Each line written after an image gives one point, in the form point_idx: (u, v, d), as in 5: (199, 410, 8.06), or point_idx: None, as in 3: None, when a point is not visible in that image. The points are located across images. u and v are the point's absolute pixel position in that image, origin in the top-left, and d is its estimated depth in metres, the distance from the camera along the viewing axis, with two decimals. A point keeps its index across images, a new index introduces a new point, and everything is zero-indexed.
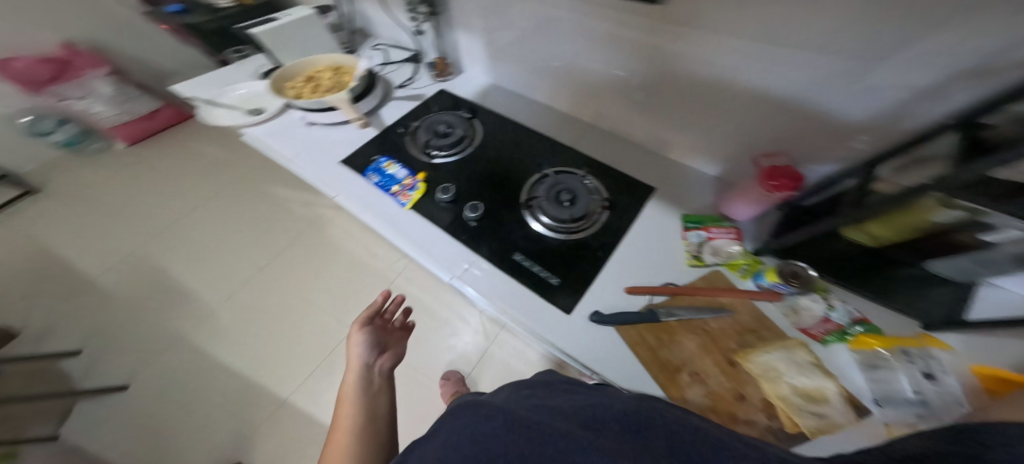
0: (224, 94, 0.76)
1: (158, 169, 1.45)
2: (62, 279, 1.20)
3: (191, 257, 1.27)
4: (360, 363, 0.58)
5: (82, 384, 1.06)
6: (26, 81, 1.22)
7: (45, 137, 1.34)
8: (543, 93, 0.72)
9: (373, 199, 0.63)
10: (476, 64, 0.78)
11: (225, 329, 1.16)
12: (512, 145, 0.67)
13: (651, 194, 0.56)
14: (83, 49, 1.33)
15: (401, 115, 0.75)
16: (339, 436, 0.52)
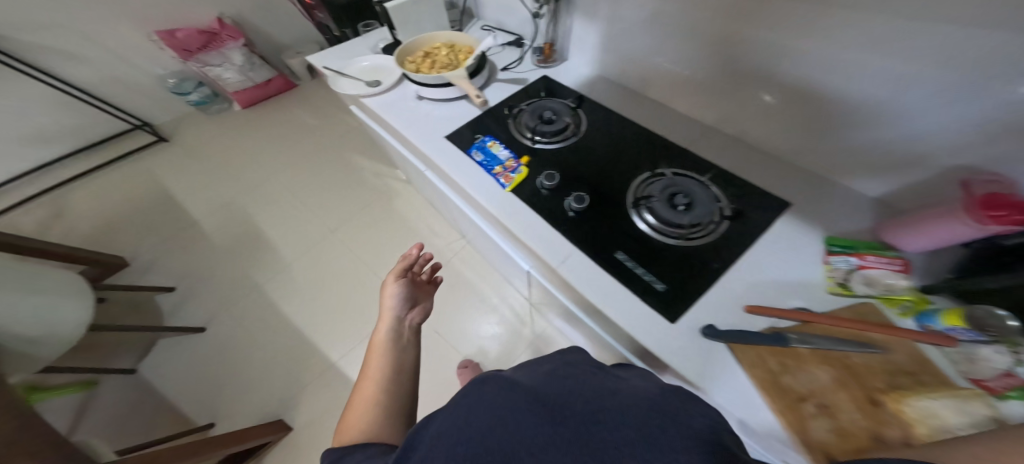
0: (349, 66, 0.83)
1: (261, 131, 1.60)
2: (173, 217, 1.36)
3: (277, 212, 1.38)
4: (391, 313, 0.60)
5: (170, 322, 1.17)
6: (182, 50, 1.48)
7: (184, 96, 1.56)
8: (657, 88, 0.69)
9: (475, 177, 0.63)
10: (583, 52, 0.77)
11: (294, 283, 1.24)
12: (620, 139, 0.64)
13: (784, 210, 0.51)
14: (227, 23, 1.54)
15: (506, 98, 0.74)
16: (367, 378, 0.51)
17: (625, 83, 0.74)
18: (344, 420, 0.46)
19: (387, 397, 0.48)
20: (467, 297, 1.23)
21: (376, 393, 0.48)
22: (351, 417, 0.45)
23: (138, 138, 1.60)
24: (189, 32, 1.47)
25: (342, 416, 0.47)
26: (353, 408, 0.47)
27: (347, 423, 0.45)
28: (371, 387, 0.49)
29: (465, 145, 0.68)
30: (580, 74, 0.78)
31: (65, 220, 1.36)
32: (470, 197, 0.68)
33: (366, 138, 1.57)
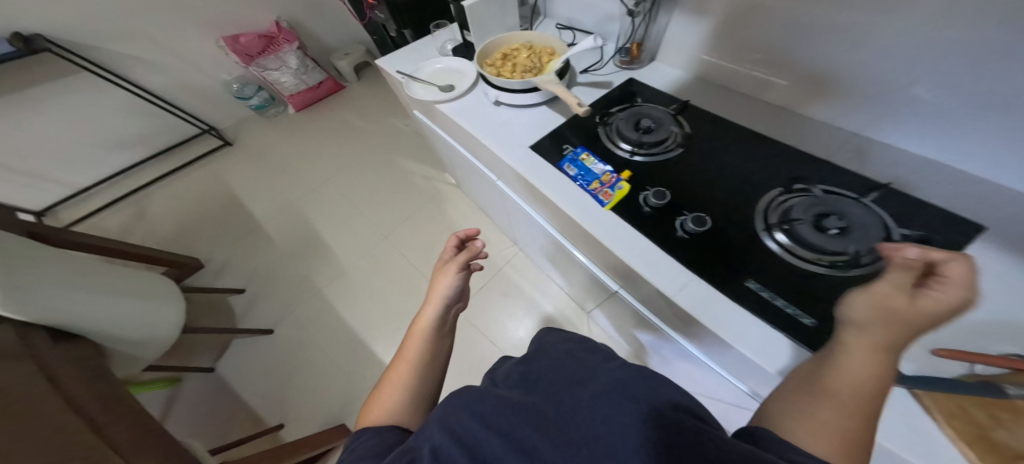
0: (421, 70, 0.80)
1: (315, 134, 1.63)
2: (240, 220, 1.41)
3: (332, 216, 1.39)
4: (440, 301, 0.59)
5: (242, 322, 1.22)
6: (244, 55, 1.53)
7: (246, 100, 1.61)
8: (778, 89, 0.59)
9: (568, 192, 0.57)
10: (678, 53, 0.68)
11: (352, 288, 1.25)
12: (739, 152, 0.55)
13: (977, 235, 0.42)
14: (283, 26, 1.57)
15: (594, 102, 0.67)
16: (404, 360, 0.53)
17: (732, 83, 0.64)
18: (377, 394, 0.50)
19: (416, 386, 0.50)
20: (522, 306, 1.19)
21: (406, 377, 0.51)
22: (383, 395, 0.49)
23: (205, 142, 1.68)
24: (250, 36, 1.51)
25: (377, 389, 0.51)
26: (387, 387, 0.50)
27: (379, 399, 0.49)
28: (405, 372, 0.51)
29: (554, 156, 0.62)
30: (671, 76, 0.69)
31: (147, 222, 1.46)
32: (558, 213, 0.62)
33: (414, 140, 1.56)
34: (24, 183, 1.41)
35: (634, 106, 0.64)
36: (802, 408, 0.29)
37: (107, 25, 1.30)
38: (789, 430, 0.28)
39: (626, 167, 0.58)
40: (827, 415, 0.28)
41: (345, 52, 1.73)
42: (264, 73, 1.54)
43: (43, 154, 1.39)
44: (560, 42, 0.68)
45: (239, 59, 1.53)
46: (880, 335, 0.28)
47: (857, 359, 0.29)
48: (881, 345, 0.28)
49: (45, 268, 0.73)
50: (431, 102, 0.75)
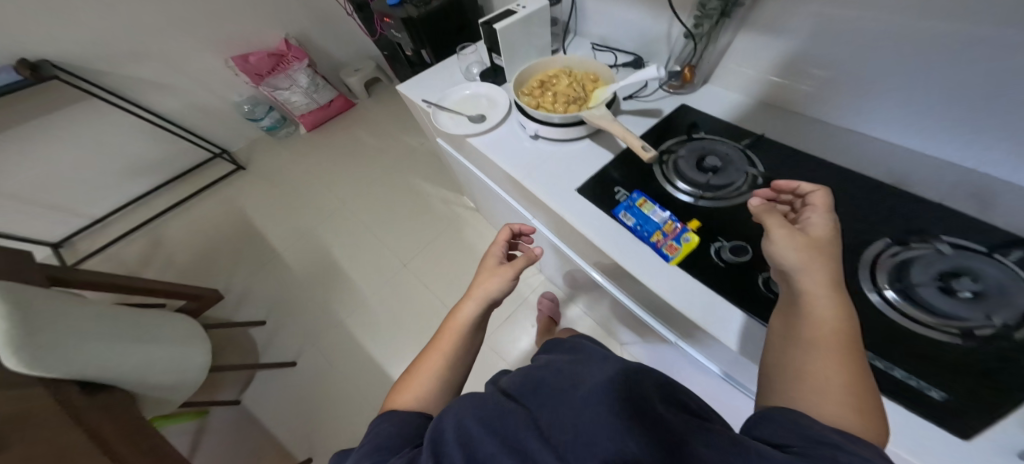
0: (447, 96, 0.75)
1: (327, 155, 1.58)
2: (257, 248, 1.38)
3: (349, 242, 1.35)
4: (486, 297, 0.51)
5: (264, 355, 1.19)
6: (254, 75, 1.49)
7: (258, 122, 1.57)
8: (869, 118, 0.51)
9: (627, 245, 0.50)
10: (737, 77, 0.60)
11: (372, 319, 1.20)
12: (827, 196, 0.47)
13: None
14: (293, 43, 1.53)
15: (645, 134, 0.60)
16: (435, 349, 0.49)
17: (808, 109, 0.57)
18: (406, 378, 0.47)
19: (444, 382, 0.46)
20: None
21: (435, 371, 0.47)
22: (411, 383, 0.46)
23: (218, 166, 1.65)
24: (259, 54, 1.47)
25: (408, 371, 0.48)
26: (415, 374, 0.47)
27: (407, 385, 0.46)
28: (436, 364, 0.47)
29: (606, 200, 0.55)
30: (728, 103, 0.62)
31: (163, 252, 1.43)
32: (611, 263, 0.55)
33: (429, 158, 1.50)
34: (42, 215, 1.40)
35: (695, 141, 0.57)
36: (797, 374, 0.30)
37: (116, 49, 1.27)
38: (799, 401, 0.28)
39: (692, 215, 0.51)
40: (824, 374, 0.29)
41: (355, 68, 1.68)
42: (274, 92, 1.49)
43: (57, 185, 1.37)
44: (606, 69, 0.61)
45: (249, 79, 1.49)
46: (809, 270, 0.34)
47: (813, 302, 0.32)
48: (811, 276, 0.33)
49: (68, 309, 0.68)
50: (459, 135, 0.69)
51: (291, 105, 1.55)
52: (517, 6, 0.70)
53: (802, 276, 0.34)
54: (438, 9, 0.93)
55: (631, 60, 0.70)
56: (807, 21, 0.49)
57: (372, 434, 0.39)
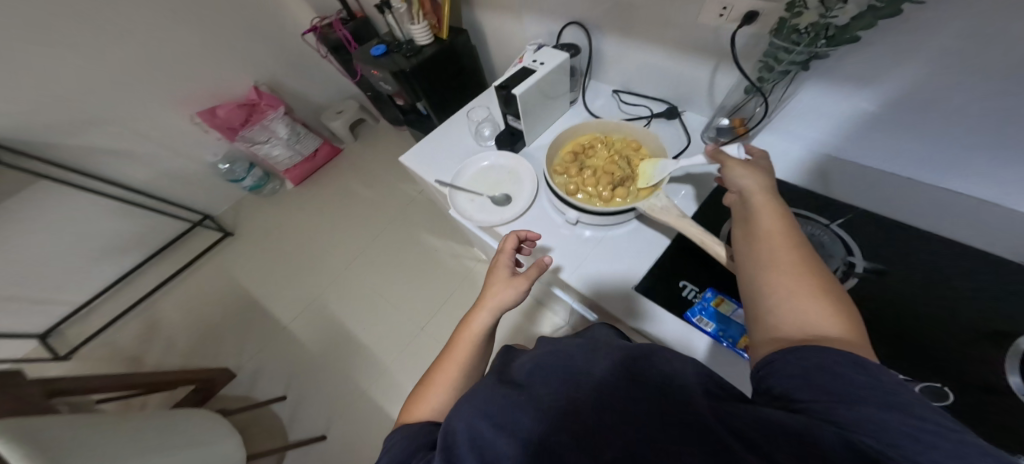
0: (462, 171, 0.67)
1: (319, 213, 1.49)
2: (264, 323, 1.29)
3: (360, 307, 1.27)
4: (503, 299, 0.46)
5: (291, 434, 1.11)
6: (226, 129, 1.38)
7: (239, 182, 1.47)
8: (968, 179, 0.45)
9: (712, 358, 0.43)
10: (807, 129, 0.54)
11: (398, 389, 1.13)
12: (956, 277, 0.40)
13: None
14: (264, 91, 1.43)
15: (697, 211, 0.53)
16: (449, 359, 0.43)
17: (887, 165, 0.50)
18: (418, 391, 0.40)
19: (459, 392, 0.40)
20: None
21: (451, 380, 0.40)
22: (423, 395, 0.39)
23: (205, 234, 1.54)
24: (229, 107, 1.35)
25: (418, 385, 0.42)
26: (427, 386, 0.40)
27: (420, 399, 0.39)
28: (452, 373, 0.41)
29: (675, 301, 0.47)
30: (789, 156, 0.56)
31: (160, 338, 1.32)
32: None
33: (431, 205, 1.42)
34: None
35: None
36: (768, 284, 0.33)
37: (73, 119, 1.14)
38: (784, 309, 0.31)
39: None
40: (798, 281, 0.32)
41: (337, 110, 1.57)
42: (252, 145, 1.36)
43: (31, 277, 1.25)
44: (654, 139, 0.55)
45: (222, 134, 1.38)
46: (764, 200, 0.40)
47: (772, 221, 0.37)
48: (765, 203, 0.39)
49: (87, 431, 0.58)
50: (482, 223, 0.62)
51: (274, 160, 1.43)
52: (533, 62, 0.67)
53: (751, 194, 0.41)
54: (429, 56, 0.86)
55: (666, 108, 0.64)
56: (909, 77, 0.41)
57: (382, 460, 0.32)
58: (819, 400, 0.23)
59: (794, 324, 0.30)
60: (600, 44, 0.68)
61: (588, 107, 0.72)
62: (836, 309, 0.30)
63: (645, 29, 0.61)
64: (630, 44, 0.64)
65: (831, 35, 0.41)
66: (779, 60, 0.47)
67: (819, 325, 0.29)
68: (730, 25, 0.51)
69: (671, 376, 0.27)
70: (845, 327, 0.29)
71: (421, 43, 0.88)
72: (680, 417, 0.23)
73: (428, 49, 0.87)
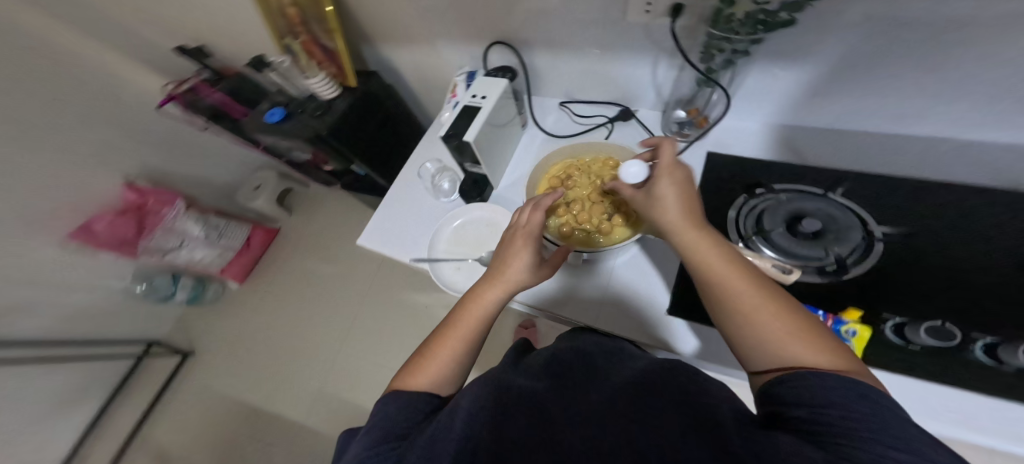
0: (435, 238, 0.63)
1: (284, 304, 1.38)
2: (275, 434, 1.19)
3: (371, 383, 1.21)
4: (518, 280, 0.45)
5: None
6: (120, 245, 1.13)
7: (171, 298, 1.32)
8: (882, 120, 0.54)
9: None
10: (754, 107, 0.59)
11: None
12: (916, 207, 0.48)
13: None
14: (142, 185, 1.17)
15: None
16: (452, 333, 0.43)
17: (832, 124, 0.57)
18: (417, 360, 0.42)
19: (456, 370, 0.41)
20: None
21: (448, 356, 0.41)
22: (424, 365, 0.41)
23: (164, 362, 1.38)
24: (109, 218, 1.09)
25: (417, 353, 0.43)
26: (428, 357, 0.41)
27: (420, 368, 0.41)
28: (453, 349, 0.42)
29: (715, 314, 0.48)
30: (747, 130, 0.62)
31: None
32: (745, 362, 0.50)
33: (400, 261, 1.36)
34: None
35: (768, 200, 0.52)
36: (744, 325, 0.30)
37: None
38: (779, 349, 0.28)
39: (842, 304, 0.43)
40: (772, 315, 0.29)
41: (253, 185, 1.40)
42: (164, 257, 1.21)
43: None
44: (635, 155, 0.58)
45: (117, 252, 1.14)
46: (690, 224, 0.37)
47: (710, 249, 0.34)
48: (691, 227, 0.36)
49: None
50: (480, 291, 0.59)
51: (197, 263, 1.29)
52: (474, 97, 0.64)
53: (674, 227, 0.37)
54: (343, 109, 0.84)
55: (621, 111, 0.65)
56: (833, 51, 0.47)
57: (378, 417, 0.34)
58: (831, 428, 0.22)
59: (790, 367, 0.27)
60: (533, 59, 0.67)
61: (540, 125, 0.70)
62: (819, 335, 0.28)
63: (571, 49, 0.62)
64: (566, 56, 0.63)
65: (766, 21, 0.42)
66: (722, 49, 0.49)
67: (819, 365, 0.26)
68: (660, 19, 0.51)
69: (701, 412, 0.26)
70: (841, 355, 0.27)
71: (327, 95, 0.85)
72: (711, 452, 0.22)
73: (337, 103, 0.85)
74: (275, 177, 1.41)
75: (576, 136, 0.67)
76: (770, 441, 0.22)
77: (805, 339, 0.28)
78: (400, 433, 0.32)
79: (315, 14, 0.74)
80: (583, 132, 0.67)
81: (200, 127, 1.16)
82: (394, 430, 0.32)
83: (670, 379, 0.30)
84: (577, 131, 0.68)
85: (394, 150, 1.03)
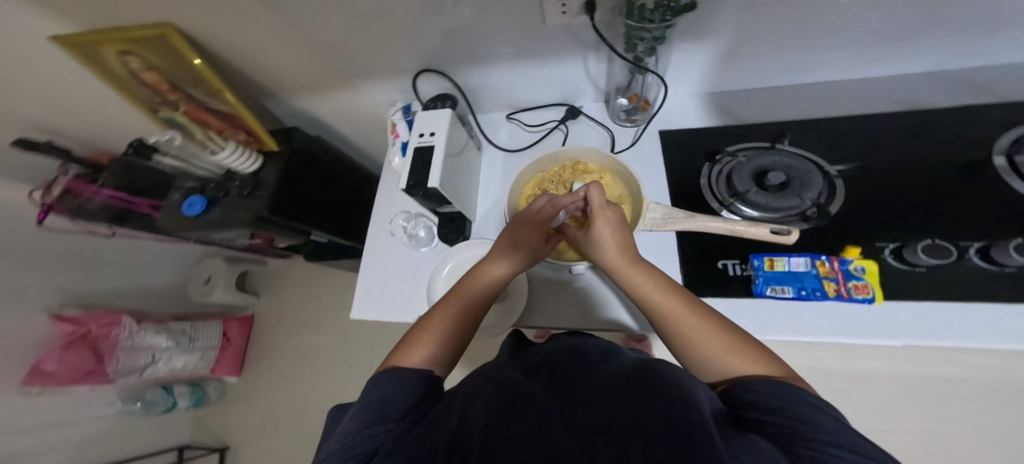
0: (431, 292, 0.62)
1: (293, 377, 1.40)
2: None
3: None
4: (504, 263, 0.53)
5: None
6: (86, 376, 1.11)
7: (175, 406, 1.33)
8: (775, 72, 0.66)
9: (818, 317, 0.48)
10: (678, 84, 0.69)
11: None
12: (828, 141, 0.60)
13: (951, 116, 0.59)
14: (73, 313, 1.11)
15: (672, 194, 0.61)
16: (443, 312, 0.48)
17: (753, 84, 0.69)
18: (408, 342, 0.45)
19: (448, 351, 0.45)
20: None
21: (439, 337, 0.45)
22: (415, 341, 0.44)
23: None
24: (57, 355, 1.05)
25: (408, 336, 0.46)
26: (420, 335, 0.45)
27: (411, 345, 0.44)
28: (443, 326, 0.46)
29: (739, 284, 0.51)
30: (683, 102, 0.71)
31: None
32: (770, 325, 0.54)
33: None
34: None
35: (731, 162, 0.60)
36: (691, 346, 0.38)
37: None
38: (720, 364, 0.35)
39: (843, 245, 0.51)
40: (709, 334, 0.37)
41: (202, 278, 1.44)
42: (142, 374, 1.23)
43: None
44: (600, 153, 0.62)
45: (86, 385, 1.12)
46: (627, 262, 0.47)
47: (652, 283, 0.44)
48: (628, 263, 0.47)
49: None
50: (502, 327, 0.60)
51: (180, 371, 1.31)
52: (419, 136, 0.58)
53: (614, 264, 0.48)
54: (271, 182, 0.77)
55: (569, 111, 0.72)
56: (725, 24, 0.56)
57: (372, 395, 0.36)
58: (783, 431, 0.25)
59: (729, 377, 0.33)
60: (468, 81, 0.72)
61: (500, 143, 0.76)
62: (751, 348, 0.35)
63: (507, 64, 0.67)
64: (502, 69, 0.68)
65: (671, 8, 0.47)
66: (643, 39, 0.53)
67: (748, 372, 0.32)
68: (577, 18, 0.55)
69: (686, 399, 0.26)
70: (769, 363, 0.33)
71: (248, 169, 0.76)
72: (698, 435, 0.23)
73: (266, 175, 0.78)
74: (224, 267, 1.44)
75: (541, 142, 0.73)
76: (745, 439, 0.25)
77: (738, 352, 0.34)
78: (397, 412, 0.34)
79: (188, 77, 0.65)
80: (541, 139, 0.74)
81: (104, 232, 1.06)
82: (390, 408, 0.34)
83: (663, 369, 0.31)
84: (534, 139, 0.75)
85: (352, 203, 1.02)
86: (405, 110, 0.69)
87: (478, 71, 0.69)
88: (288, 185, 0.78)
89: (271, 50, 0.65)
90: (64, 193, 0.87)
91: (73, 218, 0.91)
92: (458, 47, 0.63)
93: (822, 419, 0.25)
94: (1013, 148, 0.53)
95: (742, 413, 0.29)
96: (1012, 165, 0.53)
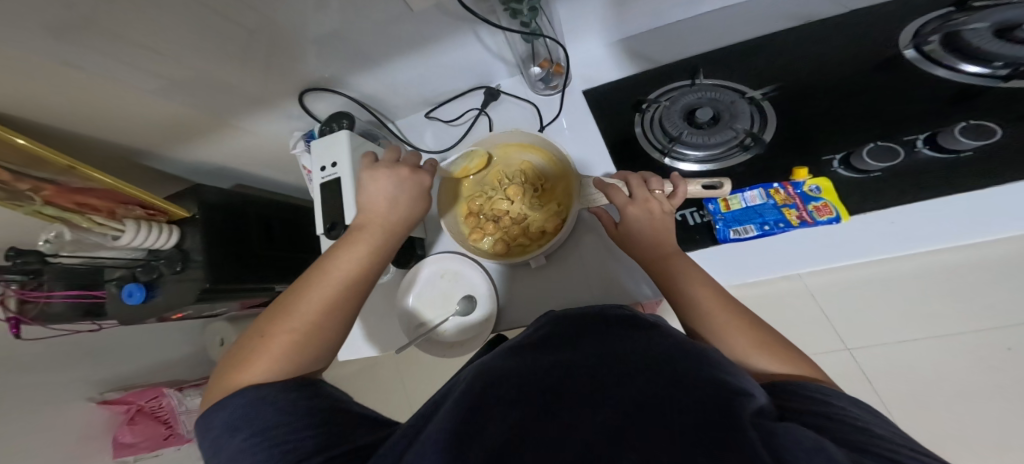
0: (403, 315, 0.62)
1: None
2: None
3: None
4: (390, 229, 0.45)
5: None
6: (166, 440, 1.19)
7: None
8: (685, 6, 0.61)
9: (783, 251, 0.46)
10: (589, 37, 0.63)
11: None
12: (744, 65, 0.56)
13: (877, 5, 0.54)
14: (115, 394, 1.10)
15: (614, 158, 0.57)
16: (308, 301, 0.38)
17: (652, 24, 0.64)
18: (263, 344, 0.35)
19: (315, 352, 0.37)
20: None
21: (305, 332, 0.36)
22: (267, 348, 0.35)
23: None
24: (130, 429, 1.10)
25: (263, 335, 0.36)
26: (281, 334, 0.36)
27: (261, 353, 0.34)
28: (309, 319, 0.37)
29: (699, 233, 0.49)
30: (598, 55, 0.65)
31: None
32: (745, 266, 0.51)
33: None
34: None
35: (660, 109, 0.57)
36: (724, 338, 0.35)
37: None
38: (748, 364, 0.33)
39: (790, 168, 0.48)
40: (738, 330, 0.35)
41: (218, 341, 1.40)
42: None
43: None
44: (522, 133, 0.59)
45: (171, 447, 1.20)
46: (671, 248, 0.44)
47: (691, 272, 0.41)
48: (671, 250, 0.44)
49: None
50: (478, 336, 0.58)
51: None
52: (324, 171, 0.52)
53: (663, 241, 0.44)
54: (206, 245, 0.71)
55: (487, 94, 0.66)
56: None
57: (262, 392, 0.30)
58: (831, 427, 0.22)
59: (768, 379, 0.31)
60: (363, 90, 0.66)
61: (425, 147, 0.71)
62: (782, 347, 0.33)
63: (396, 62, 0.61)
64: (396, 69, 0.62)
65: None
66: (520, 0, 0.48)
67: (781, 373, 0.31)
68: None
69: (724, 385, 0.20)
70: (802, 364, 0.32)
71: (166, 245, 0.69)
72: (724, 406, 0.18)
73: (191, 245, 0.71)
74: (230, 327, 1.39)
75: (462, 137, 0.68)
76: (782, 428, 0.18)
77: (769, 352, 0.33)
78: (294, 451, 0.26)
79: (26, 160, 0.53)
80: (465, 132, 0.69)
81: (91, 327, 1.04)
82: (298, 439, 0.27)
83: (691, 353, 0.23)
84: (458, 135, 0.70)
85: (297, 241, 0.98)
86: (306, 137, 0.63)
87: (370, 77, 0.63)
88: (220, 251, 0.73)
89: (144, 106, 0.57)
90: (22, 302, 0.75)
91: (45, 324, 0.81)
92: (342, 58, 0.57)
93: (840, 403, 0.24)
94: (918, 39, 0.50)
95: (781, 407, 0.26)
96: (922, 55, 0.50)
